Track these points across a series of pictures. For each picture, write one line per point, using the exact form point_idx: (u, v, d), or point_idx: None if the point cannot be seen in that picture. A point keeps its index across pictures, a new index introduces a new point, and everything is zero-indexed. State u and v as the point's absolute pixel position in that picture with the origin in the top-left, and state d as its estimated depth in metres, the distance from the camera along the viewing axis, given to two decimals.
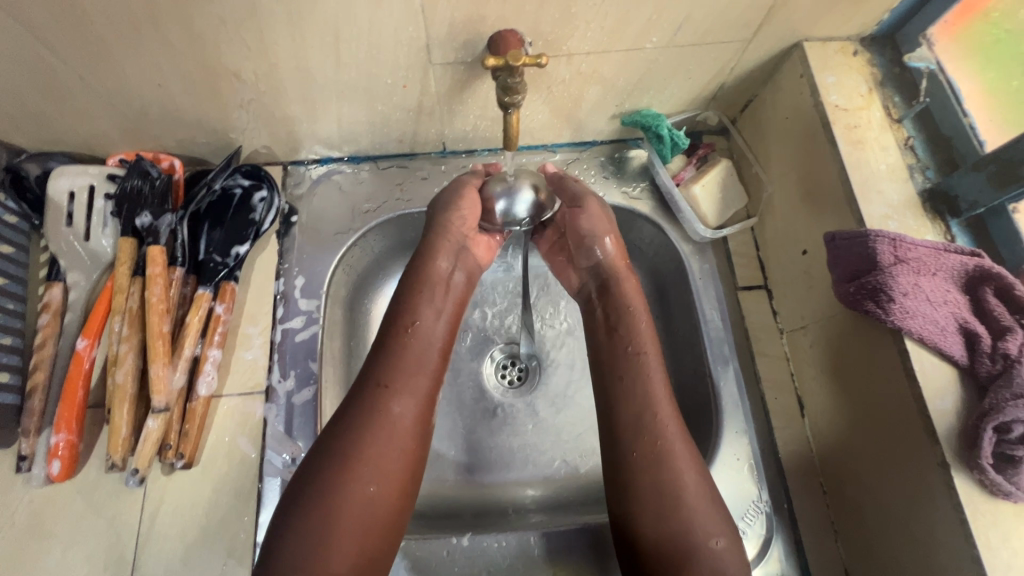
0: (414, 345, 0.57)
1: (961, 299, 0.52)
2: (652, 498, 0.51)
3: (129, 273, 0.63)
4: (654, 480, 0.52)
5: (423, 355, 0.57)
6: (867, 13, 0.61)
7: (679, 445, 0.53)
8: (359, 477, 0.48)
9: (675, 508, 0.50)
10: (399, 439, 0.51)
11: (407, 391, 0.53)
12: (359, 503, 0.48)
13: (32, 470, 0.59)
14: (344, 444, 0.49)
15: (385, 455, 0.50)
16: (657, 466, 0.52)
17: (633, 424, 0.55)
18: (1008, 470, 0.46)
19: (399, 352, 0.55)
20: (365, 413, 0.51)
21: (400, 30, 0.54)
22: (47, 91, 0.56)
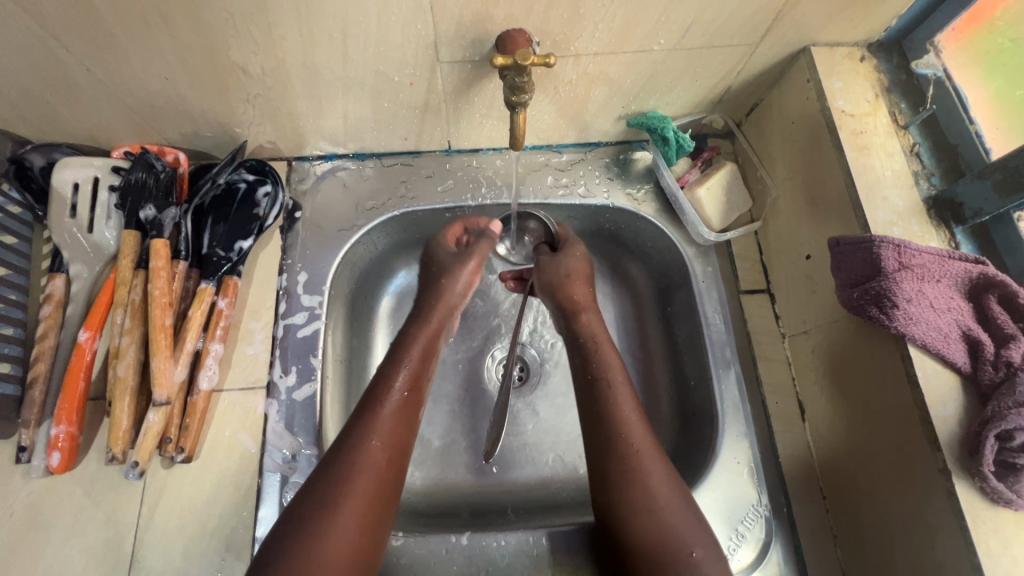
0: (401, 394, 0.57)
1: (964, 306, 0.52)
2: (638, 519, 0.51)
3: (132, 265, 0.63)
4: (639, 500, 0.52)
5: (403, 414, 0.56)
6: (875, 19, 0.61)
7: (655, 459, 0.54)
8: (337, 536, 0.47)
9: (664, 525, 0.50)
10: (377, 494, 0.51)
11: (390, 450, 0.53)
12: (336, 552, 0.46)
13: (32, 462, 0.59)
14: (323, 500, 0.48)
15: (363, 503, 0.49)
16: (641, 486, 0.52)
17: (619, 456, 0.54)
18: (1009, 478, 0.46)
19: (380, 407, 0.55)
20: (345, 470, 0.50)
21: (408, 27, 0.54)
22: (54, 82, 0.56)
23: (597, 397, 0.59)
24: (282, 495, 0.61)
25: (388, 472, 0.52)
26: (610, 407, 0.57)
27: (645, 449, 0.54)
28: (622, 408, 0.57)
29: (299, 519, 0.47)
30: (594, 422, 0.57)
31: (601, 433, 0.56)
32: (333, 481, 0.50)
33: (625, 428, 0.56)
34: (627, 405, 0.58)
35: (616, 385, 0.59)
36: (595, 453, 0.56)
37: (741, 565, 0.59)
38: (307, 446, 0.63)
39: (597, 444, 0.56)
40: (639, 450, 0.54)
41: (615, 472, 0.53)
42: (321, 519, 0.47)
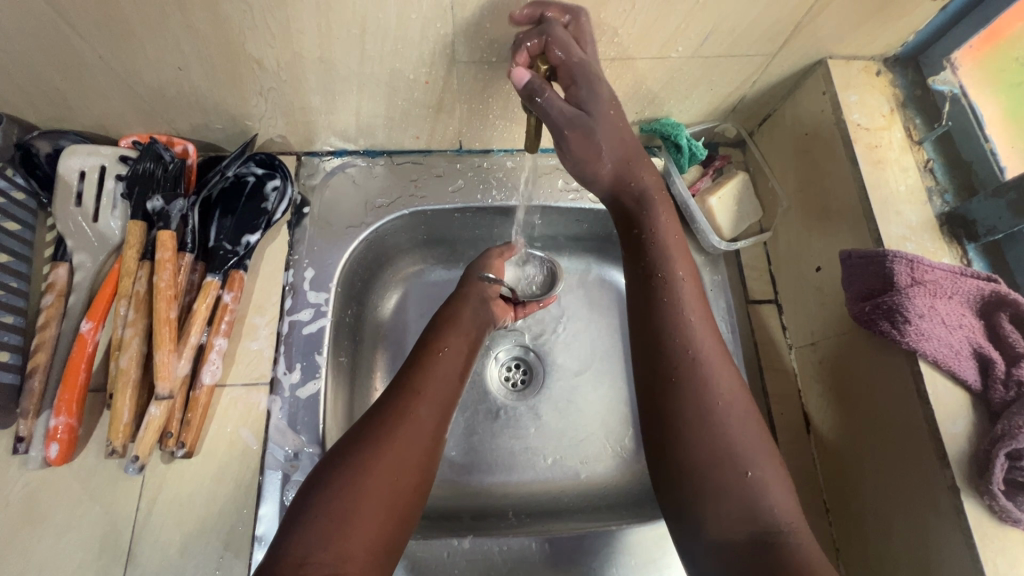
0: (443, 358, 0.59)
1: (976, 323, 0.52)
2: (694, 435, 0.48)
3: (137, 256, 0.62)
4: (693, 412, 0.49)
5: (446, 376, 0.58)
6: (893, 33, 0.61)
7: (714, 362, 0.51)
8: (378, 477, 0.47)
9: (719, 434, 0.47)
10: (418, 447, 0.51)
11: (433, 408, 0.54)
12: (383, 488, 0.47)
13: (29, 453, 0.58)
14: (369, 440, 0.50)
15: (408, 449, 0.50)
16: (697, 396, 0.49)
17: (680, 366, 0.51)
18: (1018, 497, 0.46)
19: (425, 370, 0.57)
20: (389, 419, 0.52)
21: (427, 26, 0.54)
22: (66, 68, 0.55)
23: (659, 301, 0.55)
24: (283, 493, 0.60)
25: (429, 422, 0.53)
26: (674, 315, 0.53)
27: (709, 361, 0.51)
28: (684, 315, 0.54)
29: (344, 460, 0.48)
30: (657, 325, 0.54)
31: (657, 330, 0.53)
32: (379, 428, 0.51)
33: (689, 343, 0.52)
34: (691, 310, 0.54)
35: (682, 292, 0.55)
36: (653, 361, 0.52)
37: None
38: (309, 444, 0.63)
39: (658, 354, 0.52)
40: (701, 357, 0.51)
41: (672, 381, 0.50)
42: (361, 455, 0.48)
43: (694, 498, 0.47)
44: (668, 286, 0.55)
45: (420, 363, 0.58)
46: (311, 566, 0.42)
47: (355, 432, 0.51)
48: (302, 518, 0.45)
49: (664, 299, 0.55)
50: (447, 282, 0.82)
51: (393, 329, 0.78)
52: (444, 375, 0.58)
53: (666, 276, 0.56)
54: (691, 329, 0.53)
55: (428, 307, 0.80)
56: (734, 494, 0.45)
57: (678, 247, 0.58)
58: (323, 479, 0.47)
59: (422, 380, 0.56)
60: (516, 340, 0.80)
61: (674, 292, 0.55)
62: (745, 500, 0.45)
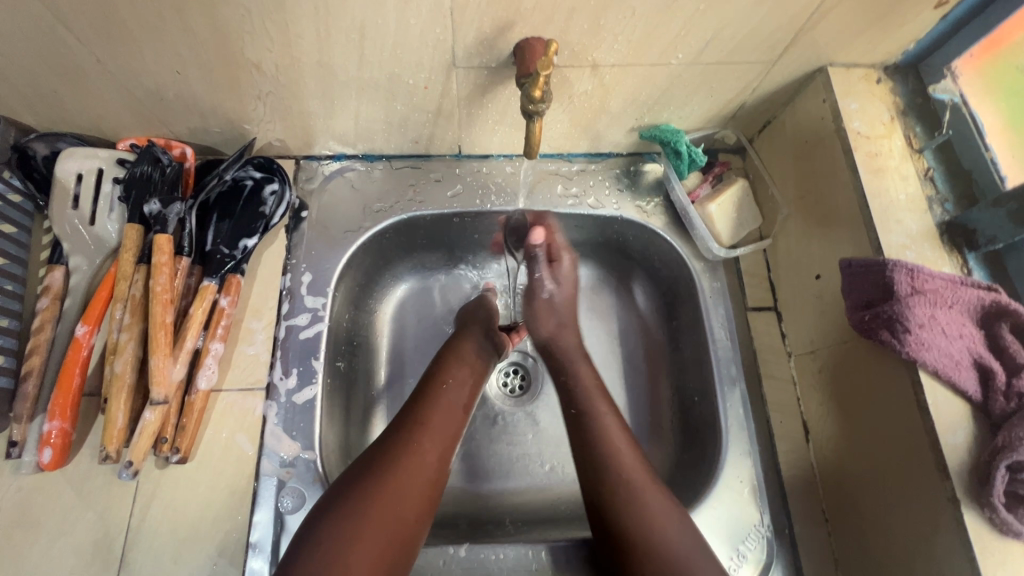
0: (448, 391, 0.60)
1: (976, 334, 0.52)
2: (639, 555, 0.49)
3: (133, 260, 0.61)
4: (632, 536, 0.50)
5: (450, 411, 0.58)
6: (893, 41, 0.61)
7: (644, 479, 0.54)
8: (379, 504, 0.48)
9: (662, 543, 0.49)
10: (422, 477, 0.51)
11: (439, 443, 0.55)
12: (390, 514, 0.48)
13: (23, 457, 0.58)
14: (378, 466, 0.51)
15: (413, 480, 0.51)
16: (633, 519, 0.51)
17: (615, 490, 0.53)
18: (1019, 509, 0.46)
19: (428, 403, 0.58)
20: (395, 445, 0.53)
21: (426, 31, 0.54)
22: (64, 71, 0.55)
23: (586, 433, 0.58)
24: (279, 500, 0.60)
25: (434, 455, 0.54)
26: (602, 436, 0.57)
27: (637, 476, 0.53)
28: (613, 443, 0.56)
29: (353, 487, 0.49)
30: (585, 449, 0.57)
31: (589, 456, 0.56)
32: (385, 454, 0.52)
33: (617, 462, 0.54)
34: (619, 438, 0.57)
35: (607, 423, 0.58)
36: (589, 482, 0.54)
37: None
38: (305, 451, 0.62)
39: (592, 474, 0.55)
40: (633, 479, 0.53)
41: (608, 506, 0.52)
42: (366, 480, 0.49)
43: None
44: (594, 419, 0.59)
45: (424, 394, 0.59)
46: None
47: (366, 457, 0.52)
48: (309, 538, 0.46)
49: (594, 432, 0.58)
50: (458, 286, 0.82)
51: (405, 340, 0.78)
52: (449, 409, 0.58)
53: (589, 409, 0.60)
54: (619, 450, 0.56)
55: (443, 317, 0.80)
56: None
57: (596, 385, 0.63)
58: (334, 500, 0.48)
59: (428, 411, 0.57)
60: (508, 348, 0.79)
61: (600, 424, 0.58)
62: None
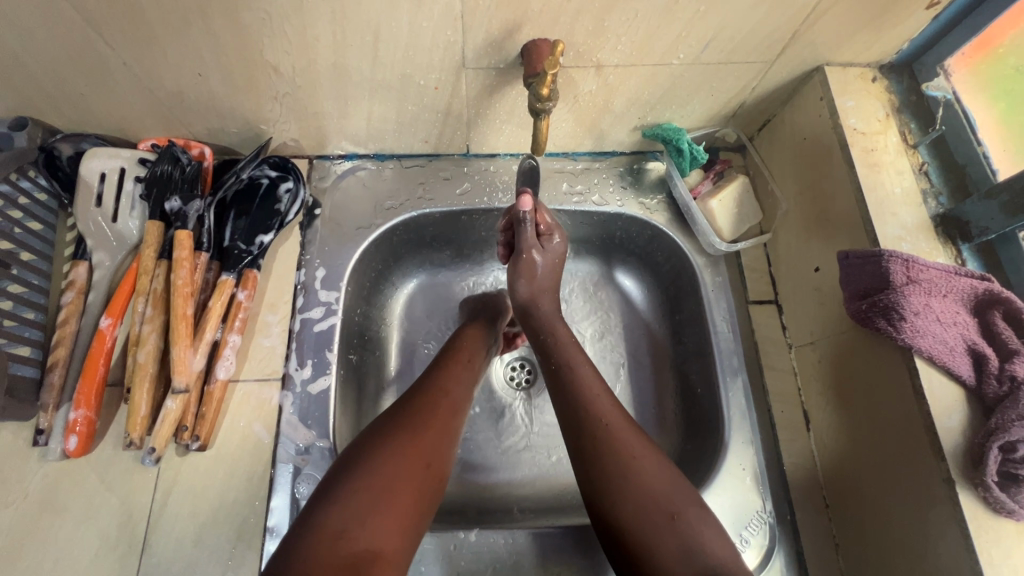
0: (459, 373, 0.61)
1: (970, 321, 0.54)
2: (620, 493, 0.51)
3: (155, 255, 0.64)
4: (613, 473, 0.52)
5: (466, 383, 0.61)
6: (887, 41, 0.63)
7: (623, 427, 0.55)
8: (403, 466, 0.49)
9: (640, 489, 0.51)
10: (439, 441, 0.53)
11: (447, 411, 0.56)
12: (411, 473, 0.49)
13: (49, 445, 0.60)
14: (397, 428, 0.52)
15: (432, 443, 0.52)
16: (614, 457, 0.52)
17: (597, 436, 0.54)
18: (1011, 489, 0.47)
19: (437, 383, 0.59)
20: (412, 419, 0.53)
21: (438, 34, 0.56)
22: (91, 74, 0.57)
23: (565, 387, 0.59)
24: (294, 486, 0.62)
25: (442, 426, 0.54)
26: (580, 389, 0.58)
27: (614, 424, 0.55)
28: (591, 396, 0.57)
29: (374, 445, 0.50)
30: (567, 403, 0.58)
31: (570, 408, 0.57)
32: (406, 420, 0.53)
33: (596, 410, 0.56)
34: (596, 387, 0.59)
35: (583, 373, 0.60)
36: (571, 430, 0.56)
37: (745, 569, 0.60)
38: (319, 439, 0.64)
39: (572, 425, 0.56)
40: (611, 423, 0.55)
41: (589, 449, 0.54)
42: (387, 447, 0.50)
43: (640, 553, 0.48)
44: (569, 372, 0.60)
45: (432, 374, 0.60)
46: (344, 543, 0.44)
47: (379, 423, 0.53)
48: (328, 498, 0.47)
49: (568, 385, 0.59)
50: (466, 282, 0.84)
51: (417, 331, 0.81)
52: (459, 383, 0.60)
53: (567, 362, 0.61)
54: (599, 400, 0.57)
55: (453, 308, 0.82)
56: (669, 544, 0.48)
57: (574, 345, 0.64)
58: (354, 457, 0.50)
59: (445, 381, 0.59)
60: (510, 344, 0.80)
61: (577, 380, 0.59)
62: (681, 543, 0.48)
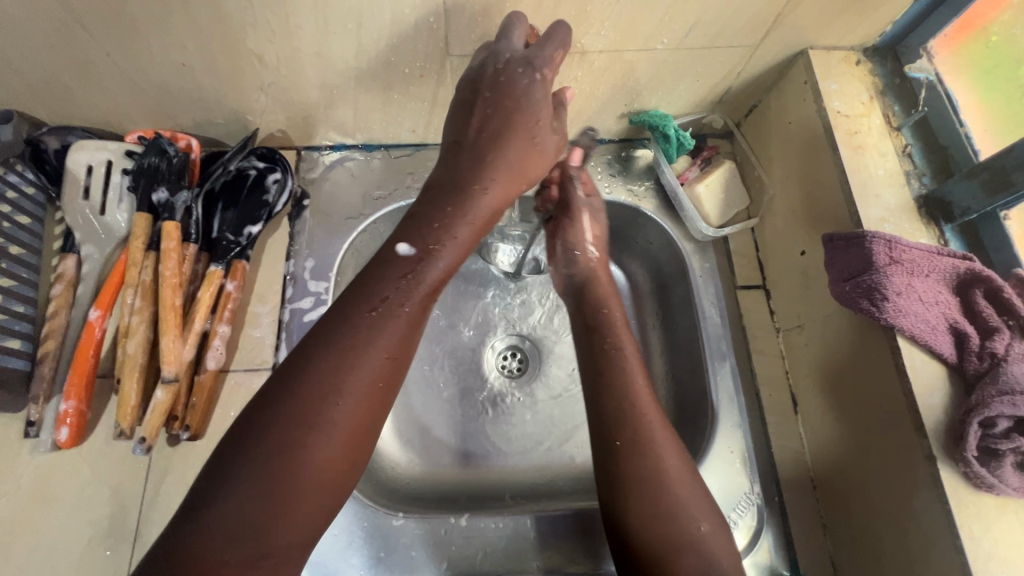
0: (396, 298, 0.48)
1: (952, 300, 0.54)
2: (632, 500, 0.51)
3: (143, 247, 0.64)
4: (650, 472, 0.52)
5: (407, 320, 0.48)
6: (870, 24, 0.64)
7: (663, 426, 0.55)
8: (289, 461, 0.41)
9: (671, 495, 0.51)
10: (351, 410, 0.44)
11: (381, 369, 0.46)
12: (310, 468, 0.41)
13: (40, 436, 0.60)
14: (299, 409, 0.42)
15: (343, 413, 0.43)
16: (653, 457, 0.52)
17: (637, 432, 0.54)
18: (991, 463, 0.48)
19: (367, 342, 0.45)
20: (316, 389, 0.43)
21: (420, 21, 0.56)
22: (75, 66, 0.57)
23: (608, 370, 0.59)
24: None
25: (374, 393, 0.45)
26: (621, 377, 0.58)
27: (656, 420, 0.55)
28: (632, 401, 0.56)
29: (262, 431, 0.41)
30: (605, 393, 0.57)
31: (612, 398, 0.57)
32: (312, 393, 0.43)
33: (638, 404, 0.56)
34: (637, 376, 0.58)
35: (627, 360, 0.60)
36: (607, 422, 0.56)
37: None
38: None
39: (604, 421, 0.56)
40: (642, 436, 0.53)
41: (626, 445, 0.53)
42: (298, 442, 0.41)
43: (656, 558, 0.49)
44: (613, 359, 0.60)
45: (375, 313, 0.47)
46: (223, 574, 0.38)
47: (285, 402, 0.42)
48: (213, 491, 0.40)
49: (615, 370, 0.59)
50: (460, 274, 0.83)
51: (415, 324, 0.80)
52: (399, 334, 0.47)
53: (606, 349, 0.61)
54: (640, 393, 0.57)
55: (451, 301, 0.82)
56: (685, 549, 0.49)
57: (624, 324, 0.64)
58: (244, 458, 0.40)
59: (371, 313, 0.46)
60: (502, 276, 0.84)
61: (626, 382, 0.58)
62: (697, 553, 0.49)
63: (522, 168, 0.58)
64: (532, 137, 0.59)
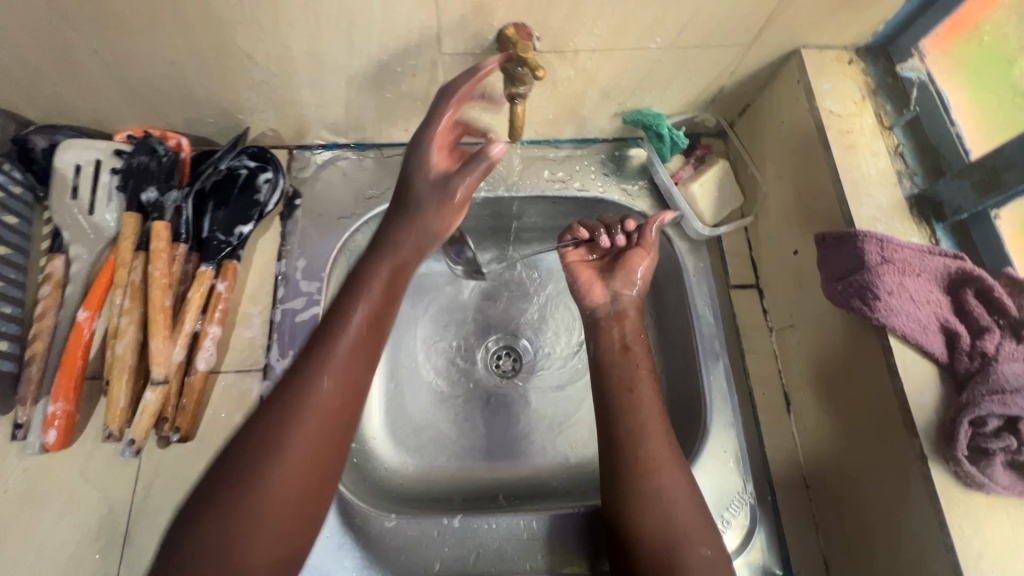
0: (327, 353, 0.51)
1: (943, 299, 0.54)
2: (649, 515, 0.54)
3: (132, 247, 0.63)
4: (666, 485, 0.56)
5: (344, 368, 0.51)
6: (862, 23, 0.64)
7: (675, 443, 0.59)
8: (241, 510, 0.44)
9: (684, 507, 0.55)
10: (296, 458, 0.47)
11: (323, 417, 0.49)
12: (262, 514, 0.45)
13: (28, 438, 0.60)
14: (251, 459, 0.46)
15: (289, 462, 0.46)
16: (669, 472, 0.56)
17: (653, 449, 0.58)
18: (981, 462, 0.48)
19: (303, 394, 0.49)
20: (262, 443, 0.46)
21: (411, 19, 0.56)
22: (62, 64, 0.57)
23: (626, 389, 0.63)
24: None
25: (318, 437, 0.48)
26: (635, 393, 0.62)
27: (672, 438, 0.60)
28: (649, 423, 0.60)
29: (218, 486, 0.45)
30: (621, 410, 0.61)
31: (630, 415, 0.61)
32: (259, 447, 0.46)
33: (655, 422, 0.60)
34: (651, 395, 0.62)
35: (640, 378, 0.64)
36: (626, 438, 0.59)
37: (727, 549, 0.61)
38: None
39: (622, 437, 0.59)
40: (649, 456, 0.57)
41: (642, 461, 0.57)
42: (261, 471, 0.45)
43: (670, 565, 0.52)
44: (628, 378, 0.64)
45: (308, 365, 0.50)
46: None
47: (248, 443, 0.47)
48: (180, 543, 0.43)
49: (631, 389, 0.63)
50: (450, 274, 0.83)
51: (407, 324, 0.79)
52: (343, 367, 0.50)
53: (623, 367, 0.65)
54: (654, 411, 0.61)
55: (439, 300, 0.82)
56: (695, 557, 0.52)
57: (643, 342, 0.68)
58: (204, 512, 0.44)
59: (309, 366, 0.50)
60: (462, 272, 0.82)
61: (636, 404, 0.61)
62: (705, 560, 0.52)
63: (409, 235, 0.56)
64: (412, 206, 0.57)
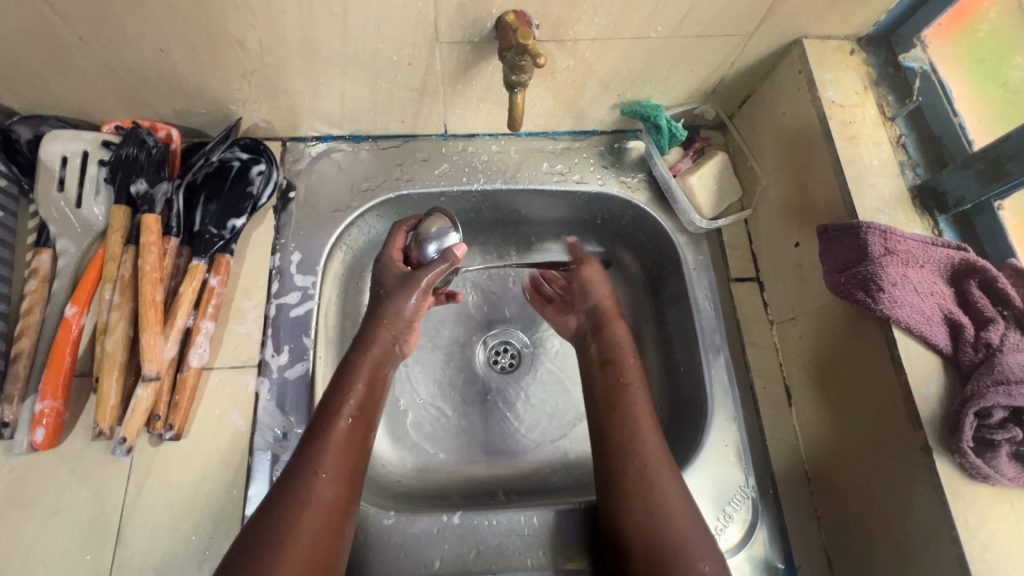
0: (326, 441, 0.53)
1: (946, 291, 0.54)
2: (639, 520, 0.54)
3: (122, 241, 0.62)
4: (654, 489, 0.55)
5: (343, 455, 0.52)
6: (864, 13, 0.63)
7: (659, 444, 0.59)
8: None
9: (672, 511, 0.54)
10: (309, 543, 0.47)
11: (326, 503, 0.50)
12: None
13: (15, 437, 0.58)
14: (266, 548, 0.46)
15: (305, 547, 0.47)
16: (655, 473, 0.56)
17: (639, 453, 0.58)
18: (986, 453, 0.48)
19: (310, 481, 0.50)
20: (273, 533, 0.47)
21: (408, 6, 0.54)
22: (46, 52, 0.55)
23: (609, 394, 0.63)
24: (272, 472, 0.61)
25: (326, 522, 0.49)
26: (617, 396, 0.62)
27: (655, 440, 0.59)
28: (632, 426, 0.60)
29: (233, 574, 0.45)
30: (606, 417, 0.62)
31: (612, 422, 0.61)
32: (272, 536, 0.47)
33: (637, 424, 0.60)
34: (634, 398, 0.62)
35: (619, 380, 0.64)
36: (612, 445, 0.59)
37: (729, 544, 0.60)
38: (298, 425, 0.63)
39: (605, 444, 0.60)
40: (635, 462, 0.57)
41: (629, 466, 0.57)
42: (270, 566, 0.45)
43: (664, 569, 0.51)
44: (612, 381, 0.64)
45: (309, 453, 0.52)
46: None
47: (256, 542, 0.46)
48: None
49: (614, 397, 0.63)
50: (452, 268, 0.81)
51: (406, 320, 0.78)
52: (340, 454, 0.52)
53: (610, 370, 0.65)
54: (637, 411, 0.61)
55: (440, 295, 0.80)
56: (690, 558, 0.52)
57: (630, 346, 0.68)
58: None
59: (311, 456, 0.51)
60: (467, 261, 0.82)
61: (622, 411, 0.61)
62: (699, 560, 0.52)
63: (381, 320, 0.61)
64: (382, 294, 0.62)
